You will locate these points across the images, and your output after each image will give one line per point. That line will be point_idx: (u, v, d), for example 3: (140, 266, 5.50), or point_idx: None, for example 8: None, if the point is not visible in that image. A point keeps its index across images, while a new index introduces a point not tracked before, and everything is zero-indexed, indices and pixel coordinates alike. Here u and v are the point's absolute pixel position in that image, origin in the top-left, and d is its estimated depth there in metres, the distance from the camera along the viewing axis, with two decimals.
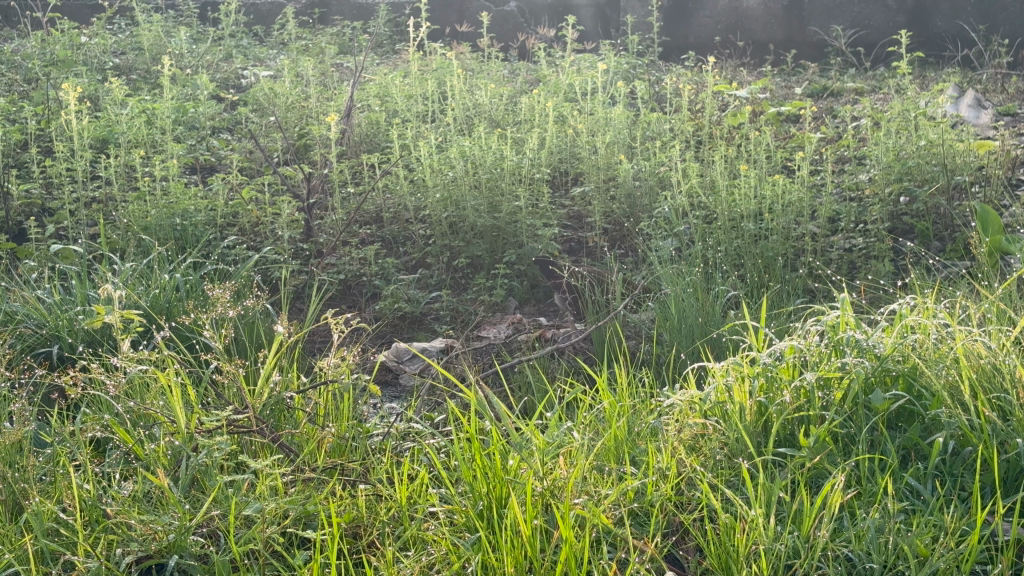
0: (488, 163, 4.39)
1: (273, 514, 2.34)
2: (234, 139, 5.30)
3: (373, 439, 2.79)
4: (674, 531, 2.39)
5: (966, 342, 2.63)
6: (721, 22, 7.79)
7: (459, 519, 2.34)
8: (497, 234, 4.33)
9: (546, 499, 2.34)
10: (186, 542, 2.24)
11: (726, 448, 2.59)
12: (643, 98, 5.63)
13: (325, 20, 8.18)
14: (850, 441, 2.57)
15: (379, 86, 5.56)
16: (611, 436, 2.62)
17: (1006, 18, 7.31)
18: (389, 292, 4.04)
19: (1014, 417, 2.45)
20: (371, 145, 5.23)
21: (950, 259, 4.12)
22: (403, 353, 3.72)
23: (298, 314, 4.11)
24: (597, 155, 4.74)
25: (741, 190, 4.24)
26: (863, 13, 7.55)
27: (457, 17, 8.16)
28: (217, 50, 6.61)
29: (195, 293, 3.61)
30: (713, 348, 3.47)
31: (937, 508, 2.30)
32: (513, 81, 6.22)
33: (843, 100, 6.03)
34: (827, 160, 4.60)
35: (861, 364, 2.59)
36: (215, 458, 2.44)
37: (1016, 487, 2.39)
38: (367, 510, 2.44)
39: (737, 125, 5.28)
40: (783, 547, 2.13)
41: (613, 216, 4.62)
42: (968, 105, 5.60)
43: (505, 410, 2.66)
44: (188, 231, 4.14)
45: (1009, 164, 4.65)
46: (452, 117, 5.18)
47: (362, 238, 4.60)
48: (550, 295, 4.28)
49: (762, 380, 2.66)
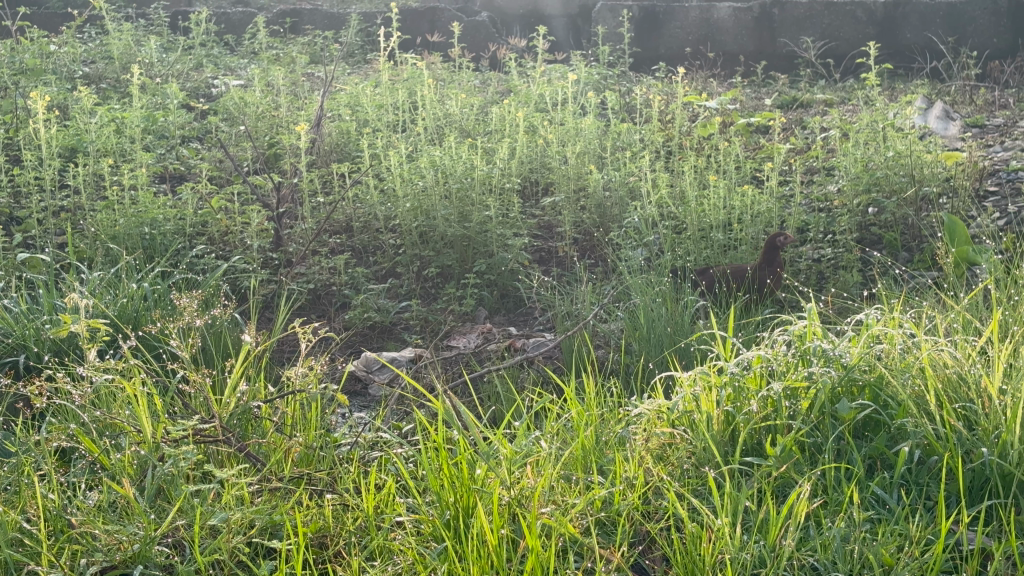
0: (458, 173, 4.40)
1: (238, 524, 2.33)
2: (205, 148, 5.30)
3: (340, 449, 2.78)
4: (641, 540, 2.39)
5: (932, 351, 2.65)
6: (692, 33, 7.80)
7: (426, 529, 2.33)
8: (467, 244, 4.34)
9: (513, 509, 2.34)
10: (150, 552, 2.23)
11: (693, 457, 2.60)
12: (613, 108, 5.66)
13: (296, 29, 8.17)
14: (816, 450, 2.58)
15: (349, 95, 5.57)
16: (579, 445, 2.62)
17: (975, 30, 7.45)
18: (359, 301, 4.03)
19: (978, 427, 2.46)
20: (341, 155, 5.23)
21: (918, 270, 4.14)
22: (372, 362, 3.72)
23: (266, 323, 4.09)
24: (567, 165, 4.75)
25: (710, 200, 4.28)
26: (833, 25, 7.59)
27: (429, 27, 8.16)
28: (188, 59, 6.61)
29: (163, 303, 3.61)
30: (681, 358, 3.47)
31: (903, 517, 2.31)
32: (483, 91, 6.24)
33: (813, 111, 6.06)
34: (796, 172, 4.62)
35: (828, 373, 2.61)
36: (182, 468, 2.42)
37: (980, 497, 2.40)
38: (334, 520, 2.44)
39: (707, 135, 5.31)
40: (749, 556, 2.13)
41: (584, 226, 4.64)
42: (936, 117, 5.65)
43: (474, 419, 2.65)
44: (156, 241, 4.16)
45: (976, 176, 4.66)
46: (423, 127, 5.18)
47: (331, 248, 4.60)
48: (519, 303, 4.27)
49: (731, 390, 2.67)
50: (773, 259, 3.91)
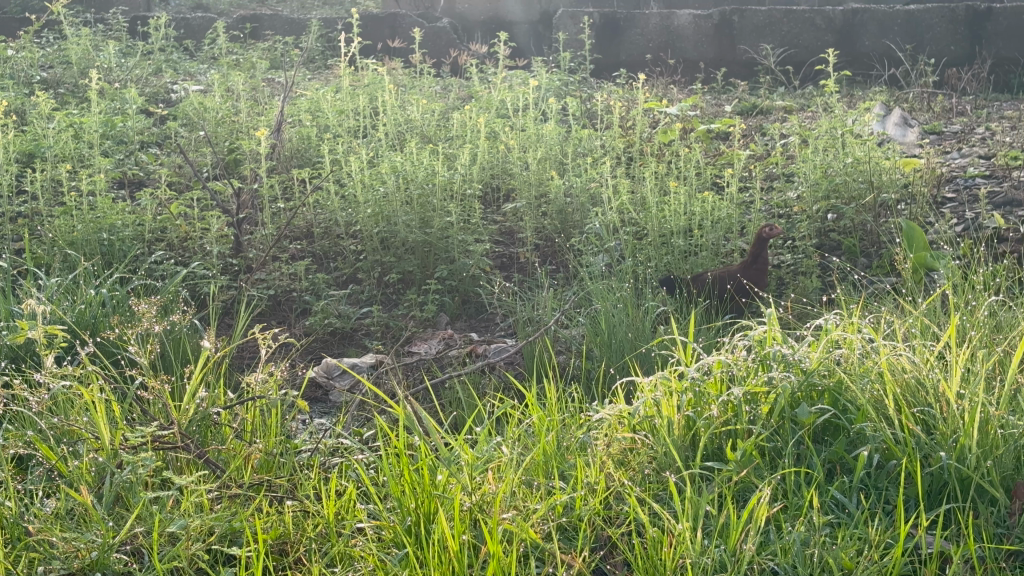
0: (419, 178, 4.39)
1: (197, 531, 2.32)
2: (164, 154, 5.28)
3: (300, 455, 2.77)
4: (602, 545, 2.39)
5: (891, 356, 2.66)
6: (653, 40, 7.79)
7: (387, 535, 2.32)
8: (429, 250, 4.34)
9: (474, 515, 2.34)
10: (109, 560, 2.21)
11: (654, 462, 2.60)
12: (574, 114, 5.67)
13: (256, 35, 8.15)
14: (776, 455, 2.59)
15: (310, 101, 5.56)
16: (540, 451, 2.62)
17: (932, 38, 7.52)
18: (320, 307, 4.02)
19: (937, 431, 2.48)
20: (302, 161, 5.22)
21: (877, 275, 4.17)
22: (332, 368, 3.71)
23: (226, 329, 4.07)
24: (528, 171, 4.75)
25: (671, 206, 4.29)
26: (792, 32, 7.66)
27: (390, 32, 8.15)
28: (147, 63, 6.58)
29: (122, 309, 3.58)
30: (642, 364, 3.48)
31: (862, 521, 2.32)
32: (444, 97, 6.24)
33: (772, 118, 6.10)
34: (755, 178, 4.65)
35: (787, 378, 2.62)
36: (140, 475, 2.41)
37: (938, 501, 2.42)
38: (295, 526, 2.43)
39: (667, 142, 5.33)
40: (710, 561, 2.14)
41: (545, 232, 4.64)
42: (894, 124, 5.70)
43: (434, 424, 2.64)
44: (115, 247, 4.13)
45: (934, 182, 4.70)
46: (384, 133, 5.18)
47: (291, 254, 4.58)
48: (480, 310, 4.27)
49: (691, 395, 2.68)
50: (760, 254, 3.81)
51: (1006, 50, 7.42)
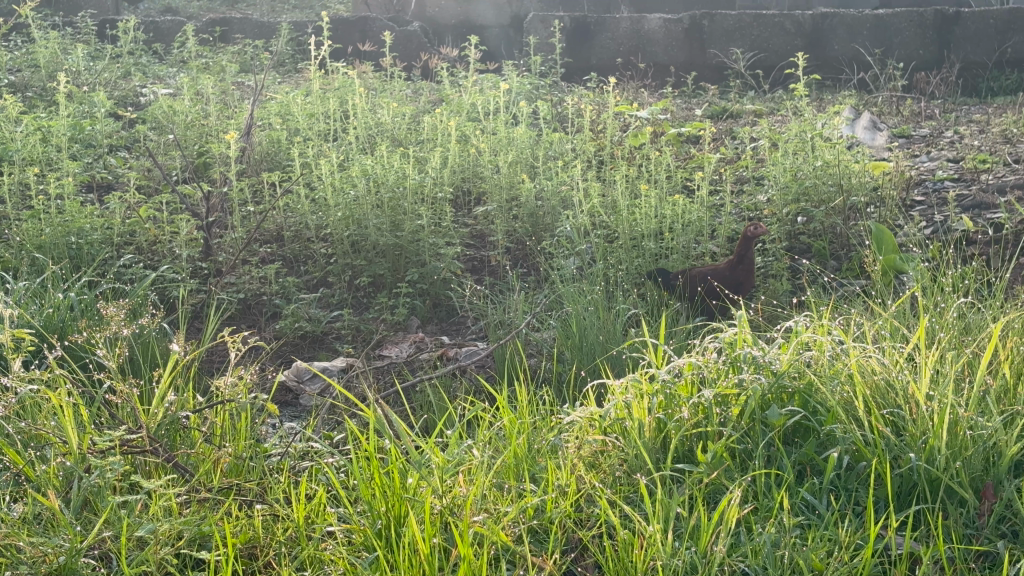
0: (390, 182, 4.38)
1: (166, 535, 2.30)
2: (133, 157, 5.26)
3: (271, 459, 2.76)
4: (573, 548, 2.39)
5: (861, 358, 2.67)
6: (623, 44, 7.81)
7: (357, 539, 2.32)
8: (400, 253, 4.33)
9: (444, 518, 2.33)
10: (77, 565, 2.19)
11: (625, 465, 2.60)
12: (545, 118, 5.68)
13: (226, 38, 8.12)
14: (746, 457, 2.60)
15: (280, 104, 5.54)
16: (511, 454, 2.62)
17: (901, 42, 7.57)
18: (290, 311, 4.00)
19: (906, 433, 2.49)
20: (272, 164, 5.21)
21: (846, 278, 4.18)
22: (302, 372, 3.69)
23: (195, 333, 4.06)
24: (499, 175, 4.75)
25: (642, 210, 4.30)
26: (761, 36, 7.65)
27: (360, 36, 8.13)
28: (116, 67, 6.54)
29: (90, 313, 3.56)
30: (613, 366, 3.49)
31: (832, 522, 2.33)
32: (415, 100, 6.23)
33: (743, 121, 6.11)
34: (726, 181, 4.66)
35: (758, 380, 2.62)
36: (108, 479, 2.39)
37: (907, 502, 2.43)
38: (265, 530, 2.42)
39: (638, 146, 5.34)
40: (680, 562, 2.14)
41: (516, 235, 4.64)
42: (863, 127, 5.72)
43: (405, 427, 2.64)
44: (83, 251, 4.11)
45: (903, 186, 4.72)
46: (354, 136, 5.17)
47: (262, 258, 4.56)
48: (451, 313, 4.27)
49: (662, 397, 2.68)
50: (747, 254, 3.74)
51: (974, 54, 7.51)
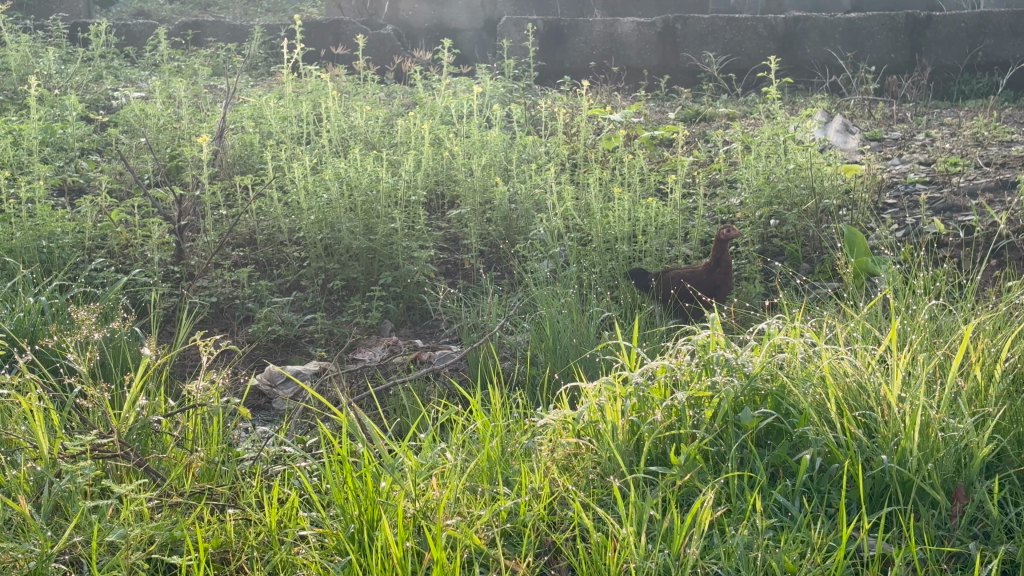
0: (363, 185, 4.37)
1: (137, 540, 2.29)
2: (105, 161, 5.23)
3: (243, 463, 2.75)
4: (546, 550, 2.39)
5: (833, 360, 2.67)
6: (596, 47, 7.82)
7: (330, 543, 2.31)
8: (373, 256, 4.32)
9: (418, 522, 2.32)
10: (47, 570, 2.17)
11: (599, 467, 2.60)
12: (519, 121, 5.68)
13: (198, 41, 8.09)
14: (719, 459, 2.60)
15: (253, 107, 5.53)
16: (485, 457, 2.61)
17: (873, 46, 7.60)
18: (263, 315, 3.99)
19: (879, 434, 2.50)
20: (245, 167, 5.19)
21: (819, 280, 4.20)
22: (275, 376, 3.69)
23: (167, 337, 4.04)
24: (473, 178, 4.74)
25: (615, 213, 4.31)
26: (734, 40, 7.68)
27: (333, 39, 8.14)
28: (87, 70, 6.51)
29: (61, 317, 3.54)
30: (586, 369, 3.49)
31: (805, 524, 2.34)
32: (389, 103, 6.23)
33: (716, 125, 6.13)
34: (699, 184, 4.67)
35: (731, 382, 2.63)
36: (80, 484, 2.38)
37: (880, 503, 2.44)
38: (237, 535, 2.41)
39: (611, 149, 5.34)
40: (654, 564, 2.14)
41: (490, 238, 4.64)
42: (836, 130, 5.74)
43: (378, 431, 2.63)
44: (54, 254, 4.08)
45: (874, 189, 4.74)
46: (327, 139, 5.15)
47: (234, 261, 4.55)
48: (425, 316, 4.26)
49: (635, 400, 2.68)
50: (724, 257, 3.74)
51: (946, 57, 7.55)
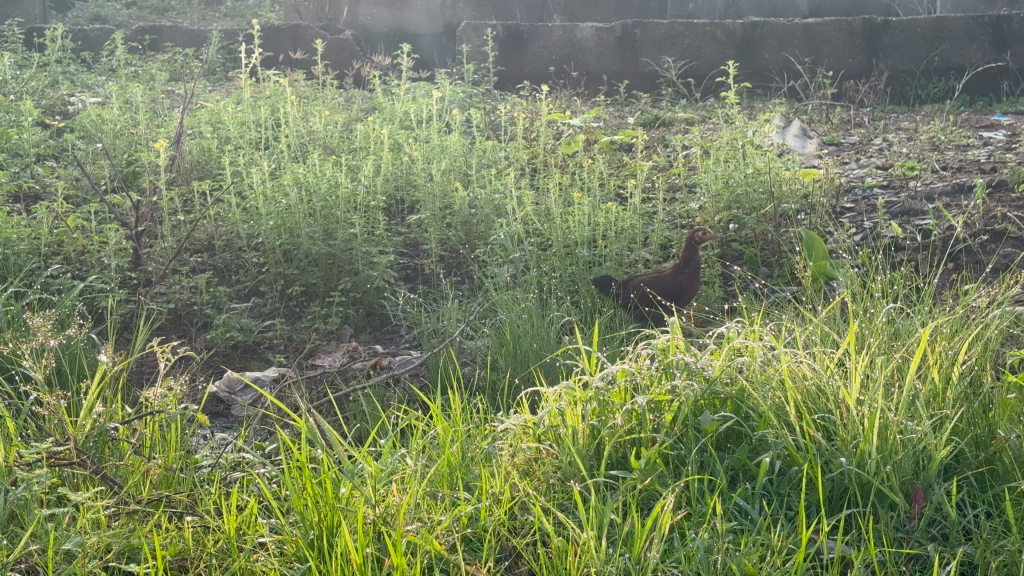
0: (322, 191, 4.35)
1: (93, 548, 2.27)
2: (61, 166, 5.19)
3: (201, 470, 2.73)
4: (507, 555, 2.38)
5: (793, 363, 2.68)
6: (555, 52, 7.82)
7: (289, 550, 2.30)
8: (332, 262, 4.30)
9: (377, 528, 2.31)
10: None
11: (559, 471, 2.60)
12: (478, 126, 5.67)
13: (156, 46, 8.06)
14: (680, 462, 2.60)
15: (211, 113, 5.51)
16: (445, 462, 2.60)
17: (830, 51, 7.64)
18: (222, 320, 3.96)
19: (838, 437, 2.51)
20: (203, 172, 5.16)
21: (778, 284, 4.22)
22: (234, 382, 3.67)
23: (124, 344, 4.01)
24: (433, 183, 4.73)
25: (575, 218, 4.32)
26: (692, 45, 7.71)
27: (292, 44, 8.11)
28: (44, 75, 6.46)
29: (17, 324, 3.51)
30: (547, 374, 3.48)
31: (765, 527, 2.34)
32: (348, 108, 6.21)
33: (675, 129, 6.15)
34: (658, 189, 4.68)
35: (691, 386, 2.63)
36: (35, 491, 2.35)
37: (839, 506, 2.45)
38: (195, 542, 2.39)
39: (570, 154, 5.35)
40: (614, 568, 2.14)
41: (450, 243, 4.63)
42: (794, 135, 5.77)
43: (338, 437, 2.61)
44: (9, 261, 4.05)
45: (833, 193, 4.76)
46: (286, 144, 5.13)
47: (192, 267, 4.52)
48: (385, 321, 4.25)
49: (595, 404, 2.68)
50: (693, 257, 3.85)
51: (902, 63, 7.62)
